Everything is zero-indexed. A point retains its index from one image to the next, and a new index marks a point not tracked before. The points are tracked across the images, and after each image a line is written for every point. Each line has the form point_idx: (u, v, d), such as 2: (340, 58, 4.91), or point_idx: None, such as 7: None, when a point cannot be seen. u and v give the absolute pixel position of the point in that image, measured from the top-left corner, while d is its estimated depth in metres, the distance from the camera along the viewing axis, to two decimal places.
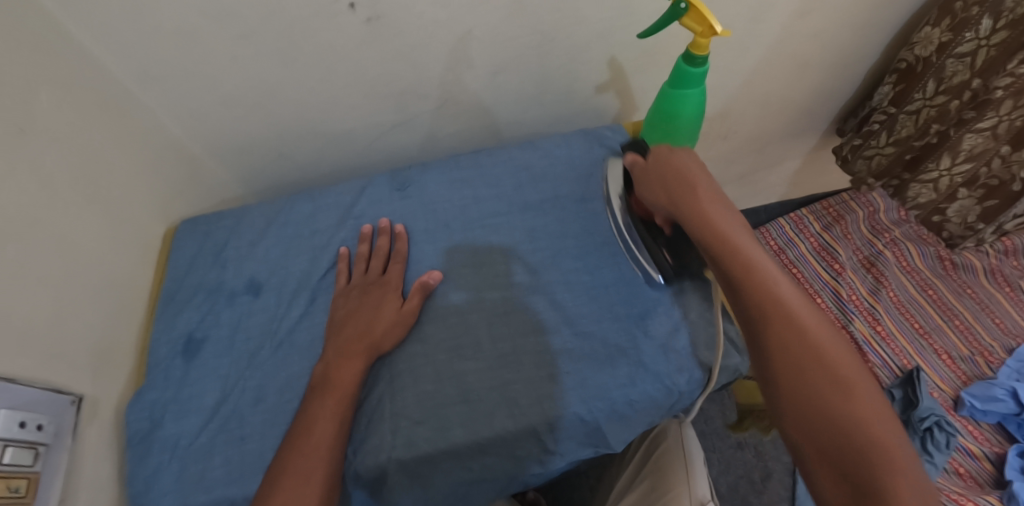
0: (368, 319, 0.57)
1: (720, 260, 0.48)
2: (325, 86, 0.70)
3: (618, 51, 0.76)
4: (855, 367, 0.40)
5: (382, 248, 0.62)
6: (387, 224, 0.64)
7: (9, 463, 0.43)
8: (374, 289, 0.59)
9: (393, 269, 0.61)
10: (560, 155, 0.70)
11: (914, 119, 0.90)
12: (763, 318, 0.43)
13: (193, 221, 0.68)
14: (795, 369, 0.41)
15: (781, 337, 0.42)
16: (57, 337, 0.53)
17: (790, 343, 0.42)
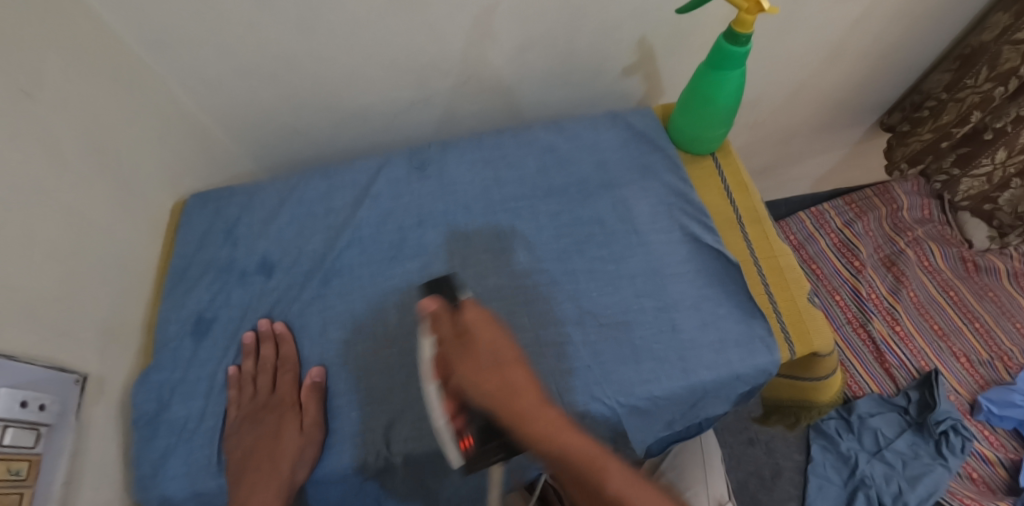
0: (268, 448, 0.49)
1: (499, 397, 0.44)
2: (344, 57, 0.67)
3: (648, 32, 0.72)
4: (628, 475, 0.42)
5: (266, 359, 0.54)
6: (267, 324, 0.56)
7: (10, 445, 0.41)
8: (267, 413, 0.52)
9: (283, 383, 0.53)
10: (587, 138, 0.67)
11: (959, 107, 0.86)
12: (550, 446, 0.42)
13: (204, 197, 0.65)
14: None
15: (596, 468, 0.41)
16: (61, 313, 0.51)
17: (599, 471, 0.41)
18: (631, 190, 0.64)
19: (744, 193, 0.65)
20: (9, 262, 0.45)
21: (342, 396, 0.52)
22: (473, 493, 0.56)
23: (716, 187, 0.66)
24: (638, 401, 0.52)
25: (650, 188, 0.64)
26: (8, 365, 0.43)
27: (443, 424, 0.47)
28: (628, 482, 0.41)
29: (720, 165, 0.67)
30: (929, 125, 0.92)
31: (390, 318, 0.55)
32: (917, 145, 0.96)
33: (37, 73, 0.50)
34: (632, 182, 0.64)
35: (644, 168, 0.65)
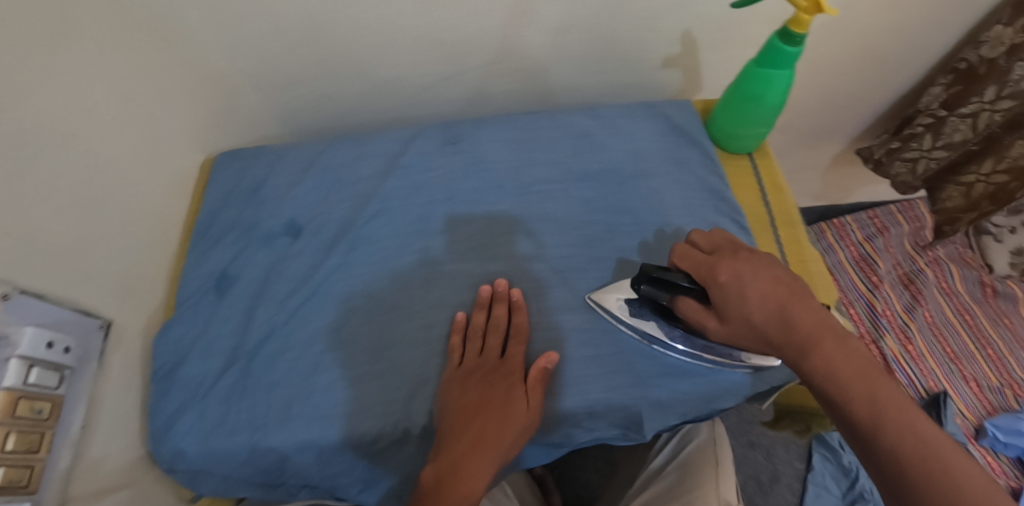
0: (497, 415, 0.47)
1: (768, 330, 0.41)
2: (378, 25, 0.66)
3: (693, 25, 0.69)
4: (861, 357, 0.38)
5: (499, 321, 0.52)
6: (504, 284, 0.54)
7: (33, 384, 0.42)
8: (495, 378, 0.49)
9: (515, 352, 0.51)
10: (624, 126, 0.66)
11: (974, 125, 0.80)
12: (804, 355, 0.39)
13: (231, 156, 0.64)
14: (868, 405, 0.36)
15: (816, 364, 0.38)
16: (86, 259, 0.51)
17: (821, 367, 0.38)
18: (665, 182, 0.63)
19: (779, 194, 0.65)
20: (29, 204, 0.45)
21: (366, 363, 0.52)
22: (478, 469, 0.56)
23: (751, 186, 0.65)
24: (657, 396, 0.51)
25: (683, 181, 0.63)
26: (32, 304, 0.44)
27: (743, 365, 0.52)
28: (848, 358, 0.38)
29: (756, 164, 0.66)
30: (933, 140, 0.86)
31: (413, 292, 0.55)
32: (925, 163, 0.90)
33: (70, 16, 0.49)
34: (665, 172, 0.63)
35: (679, 162, 0.64)
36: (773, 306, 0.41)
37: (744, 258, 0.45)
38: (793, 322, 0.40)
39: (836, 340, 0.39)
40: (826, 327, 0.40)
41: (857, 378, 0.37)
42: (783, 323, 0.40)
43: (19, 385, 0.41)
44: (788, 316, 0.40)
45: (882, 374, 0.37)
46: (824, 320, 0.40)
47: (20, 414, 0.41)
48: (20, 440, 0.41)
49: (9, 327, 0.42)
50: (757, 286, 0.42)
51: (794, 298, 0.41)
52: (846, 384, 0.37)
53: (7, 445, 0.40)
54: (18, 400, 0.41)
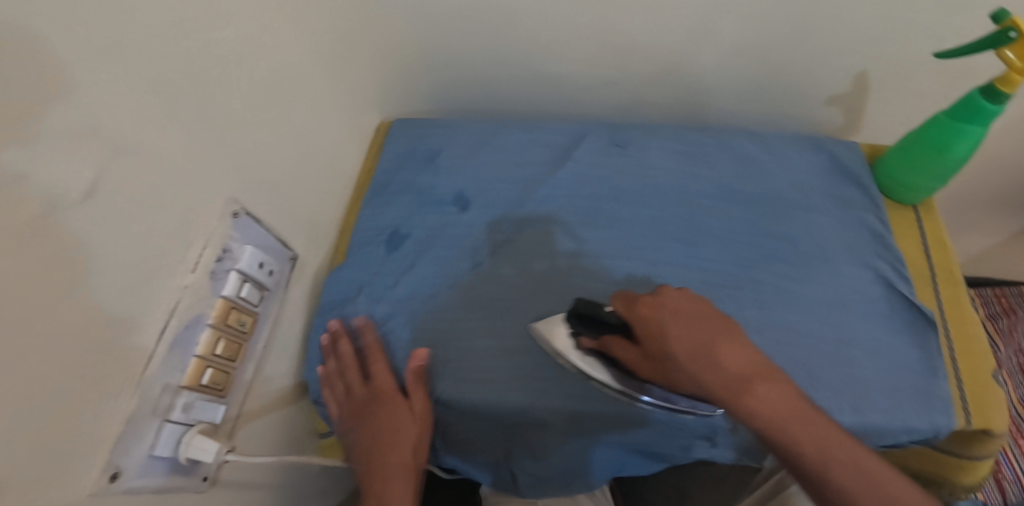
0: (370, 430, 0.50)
1: (717, 405, 0.35)
2: (562, 23, 0.69)
3: (870, 66, 0.68)
4: (828, 427, 0.33)
5: (348, 354, 0.54)
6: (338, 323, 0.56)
7: (243, 298, 0.47)
8: (371, 406, 0.51)
9: (378, 372, 0.53)
10: (791, 157, 0.66)
11: None
12: (771, 436, 0.33)
13: (412, 125, 0.71)
14: (870, 482, 0.31)
15: (787, 447, 0.33)
16: (289, 194, 0.55)
17: (796, 450, 0.33)
18: (827, 217, 0.62)
19: (943, 251, 0.62)
20: (250, 128, 0.49)
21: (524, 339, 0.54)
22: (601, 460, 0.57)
23: (915, 239, 0.63)
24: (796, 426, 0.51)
25: (847, 221, 0.62)
26: (251, 226, 0.49)
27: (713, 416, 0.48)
28: (824, 437, 0.33)
29: (921, 219, 0.65)
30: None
31: (572, 280, 0.58)
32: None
33: None
34: (829, 209, 0.63)
35: (843, 201, 0.64)
36: (667, 330, 0.37)
37: (671, 303, 0.39)
38: (733, 388, 0.34)
39: (803, 417, 0.33)
40: (770, 376, 0.34)
41: (781, 425, 0.33)
42: (701, 381, 0.35)
43: (232, 297, 0.46)
44: (707, 353, 0.35)
45: (823, 422, 0.33)
46: (759, 360, 0.35)
47: (229, 323, 0.46)
48: (226, 346, 0.46)
49: (233, 243, 0.47)
50: (673, 316, 0.38)
51: (729, 354, 0.35)
52: (799, 446, 0.32)
53: (217, 348, 0.45)
54: (230, 311, 0.46)
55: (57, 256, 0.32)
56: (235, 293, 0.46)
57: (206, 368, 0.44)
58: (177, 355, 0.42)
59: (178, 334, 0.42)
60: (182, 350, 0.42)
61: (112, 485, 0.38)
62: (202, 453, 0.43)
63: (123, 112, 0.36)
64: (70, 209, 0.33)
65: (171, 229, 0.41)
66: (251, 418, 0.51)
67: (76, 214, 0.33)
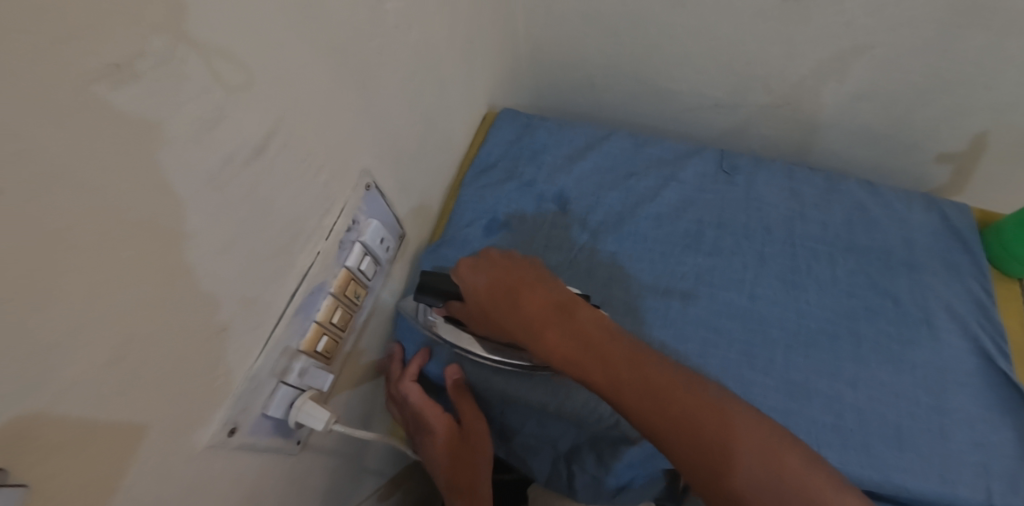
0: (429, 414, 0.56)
1: (546, 338, 0.46)
2: (690, 39, 0.68)
3: (995, 130, 0.67)
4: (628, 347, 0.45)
5: None
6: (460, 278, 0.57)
7: (361, 270, 0.47)
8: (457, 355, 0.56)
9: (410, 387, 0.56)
10: (900, 210, 0.65)
11: None
12: (584, 354, 0.44)
13: (518, 114, 0.70)
14: (633, 370, 0.43)
15: (589, 360, 0.44)
16: (412, 171, 0.56)
17: (596, 363, 0.44)
18: (934, 280, 0.61)
19: None
20: (394, 103, 0.49)
21: None
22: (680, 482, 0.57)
23: (1018, 316, 0.61)
24: (880, 484, 0.52)
25: (951, 284, 0.62)
26: (377, 200, 0.48)
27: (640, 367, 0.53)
28: (630, 358, 0.44)
29: None
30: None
31: (673, 304, 0.57)
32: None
33: None
34: (936, 271, 0.62)
35: (950, 266, 0.62)
36: (500, 290, 0.50)
37: (514, 263, 0.52)
38: (556, 324, 0.47)
39: (610, 339, 0.45)
40: (565, 315, 0.47)
41: (576, 352, 0.45)
42: (536, 318, 0.47)
43: (353, 267, 0.46)
44: (519, 301, 0.48)
45: (611, 341, 0.45)
46: (558, 301, 0.48)
47: (347, 293, 0.46)
48: (341, 315, 0.46)
49: (360, 215, 0.47)
50: (499, 276, 0.50)
51: (554, 297, 0.49)
52: (585, 362, 0.44)
53: (333, 316, 0.45)
54: (349, 281, 0.46)
55: (224, 208, 0.33)
56: (356, 264, 0.46)
57: (322, 336, 0.44)
58: (300, 320, 0.42)
59: (304, 300, 0.42)
60: (305, 315, 0.43)
61: (229, 439, 0.39)
62: (310, 419, 0.44)
63: (297, 73, 0.36)
64: (242, 162, 0.33)
65: (313, 198, 0.41)
66: (345, 388, 0.52)
67: (245, 168, 0.34)
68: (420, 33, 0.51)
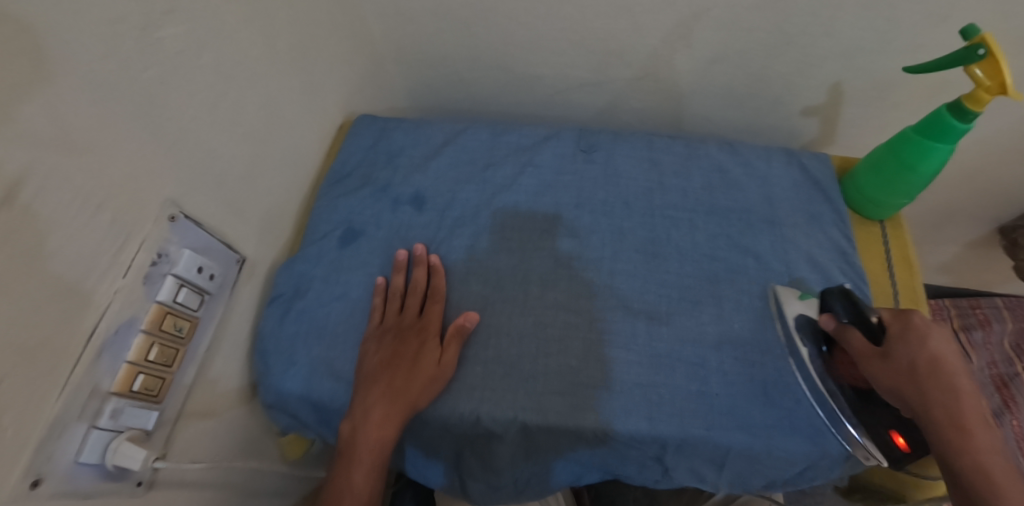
0: (405, 371, 0.51)
1: (933, 398, 0.42)
2: (537, 22, 0.67)
3: (847, 77, 0.67)
4: (975, 421, 0.41)
5: (419, 283, 0.56)
6: (422, 250, 0.58)
7: (179, 302, 0.46)
8: (411, 334, 0.53)
9: (432, 311, 0.55)
10: (758, 167, 0.66)
11: None
12: (954, 432, 0.40)
13: (374, 118, 0.71)
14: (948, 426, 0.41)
15: (960, 438, 0.40)
16: (244, 192, 0.55)
17: (957, 438, 0.40)
18: (796, 232, 0.62)
19: (907, 272, 0.62)
20: (200, 128, 0.48)
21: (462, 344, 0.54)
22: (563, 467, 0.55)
23: (879, 256, 0.63)
24: (755, 449, 0.51)
25: (812, 234, 0.62)
26: (191, 228, 0.48)
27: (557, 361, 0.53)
28: (986, 443, 0.40)
29: (887, 235, 0.64)
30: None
31: (531, 290, 0.57)
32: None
33: None
34: (796, 223, 0.62)
35: (812, 217, 0.63)
36: (930, 375, 0.43)
37: (935, 337, 0.44)
38: (954, 402, 0.41)
39: (983, 423, 0.41)
40: (926, 378, 0.43)
41: (929, 411, 0.42)
42: (953, 407, 0.41)
43: (168, 301, 0.45)
44: (954, 385, 0.42)
45: (957, 415, 0.41)
46: (935, 356, 0.43)
47: (164, 328, 0.45)
48: (160, 351, 0.45)
49: (170, 247, 0.46)
50: (944, 350, 0.43)
51: (938, 370, 0.43)
52: (906, 389, 0.43)
53: (149, 354, 0.44)
54: (166, 315, 0.45)
55: None
56: (171, 297, 0.45)
57: (137, 374, 0.43)
58: (106, 361, 0.41)
59: (106, 340, 0.41)
60: (111, 356, 0.41)
61: (33, 492, 0.37)
62: (131, 459, 0.42)
63: (48, 111, 0.35)
64: None
65: (99, 236, 0.39)
66: (194, 421, 0.50)
67: None
68: (220, 52, 0.49)
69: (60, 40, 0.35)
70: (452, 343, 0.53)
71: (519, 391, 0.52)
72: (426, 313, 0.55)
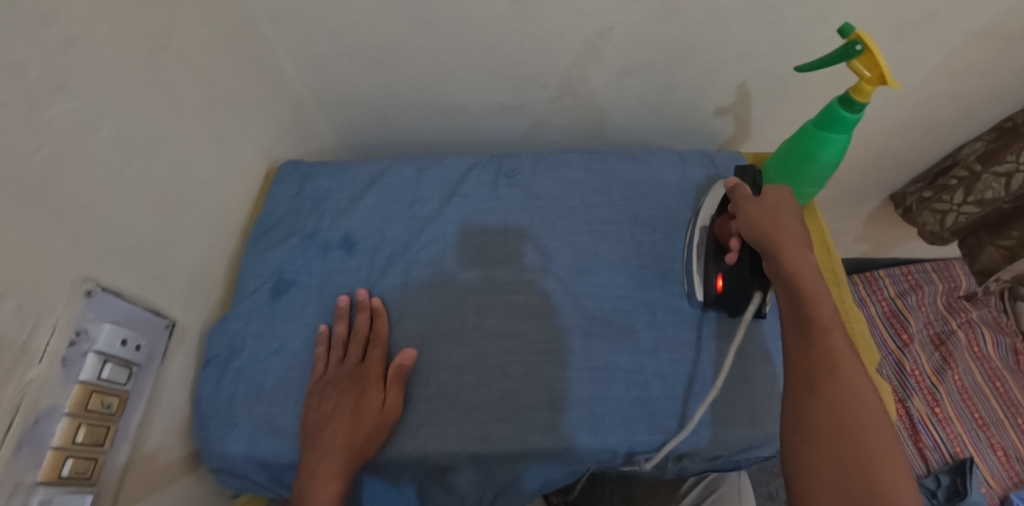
0: (347, 422, 0.51)
1: (817, 348, 0.42)
2: (450, 55, 0.69)
3: (750, 76, 0.71)
4: (866, 376, 0.41)
5: (361, 329, 0.57)
6: (365, 295, 0.59)
7: (105, 379, 0.45)
8: (351, 383, 0.53)
9: (372, 357, 0.55)
10: (672, 175, 0.69)
11: (1001, 189, 0.79)
12: (825, 375, 0.41)
13: (297, 164, 0.71)
14: (819, 367, 0.41)
15: (840, 393, 0.40)
16: (163, 259, 0.54)
17: (845, 401, 0.39)
18: None
19: (825, 252, 0.66)
20: (107, 202, 0.47)
21: (405, 384, 0.54)
22: (524, 488, 0.55)
23: None
24: (699, 444, 0.52)
25: None
26: (110, 304, 0.47)
27: (696, 268, 0.59)
28: (836, 353, 0.42)
29: (804, 222, 0.68)
30: (964, 195, 0.83)
31: (467, 319, 0.58)
32: (954, 217, 0.88)
33: (168, 41, 0.53)
34: None
35: None
36: (812, 367, 0.42)
37: (807, 261, 0.47)
38: (830, 349, 0.42)
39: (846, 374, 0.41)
40: (817, 315, 0.43)
41: (812, 371, 0.42)
42: (852, 394, 0.40)
43: (92, 380, 0.44)
44: (811, 336, 0.43)
45: (830, 374, 0.41)
46: (825, 324, 0.43)
47: (91, 407, 0.44)
48: (88, 431, 0.44)
49: (89, 324, 0.45)
50: (830, 321, 0.43)
51: (825, 309, 0.44)
52: (795, 347, 0.44)
53: (77, 437, 0.43)
54: (91, 394, 0.44)
55: None
56: (95, 375, 0.44)
57: (67, 459, 0.42)
58: (28, 452, 0.40)
59: (26, 432, 0.39)
60: (32, 446, 0.40)
61: None
62: None
63: None
64: None
65: (6, 325, 0.38)
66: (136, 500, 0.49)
67: None
68: (120, 121, 0.48)
69: None
70: (391, 389, 0.52)
71: (466, 422, 0.52)
72: (367, 362, 0.54)
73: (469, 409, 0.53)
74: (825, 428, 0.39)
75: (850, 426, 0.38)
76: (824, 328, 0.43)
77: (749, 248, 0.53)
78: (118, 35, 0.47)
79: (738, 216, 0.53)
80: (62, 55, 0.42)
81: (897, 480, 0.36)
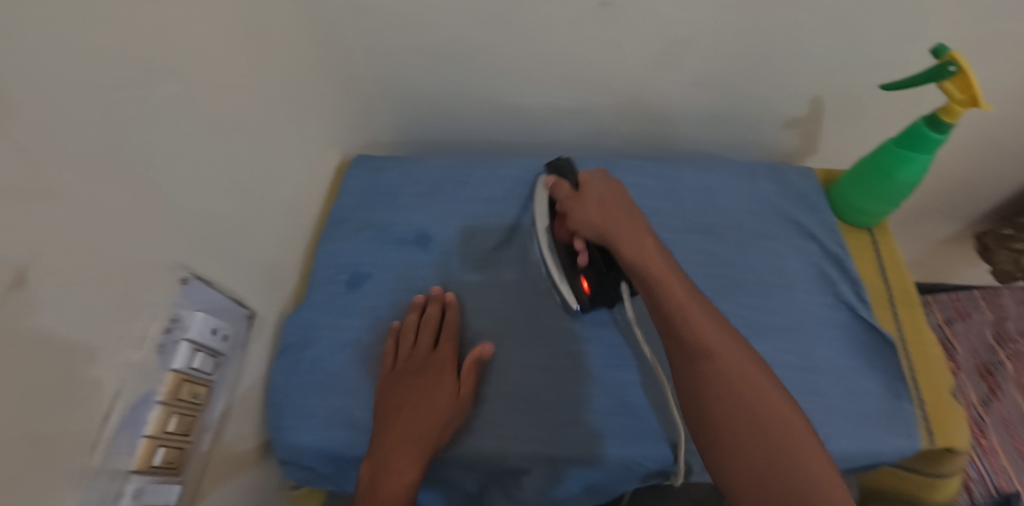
0: (422, 413, 0.50)
1: (702, 380, 0.41)
2: (525, 57, 0.69)
3: (824, 92, 0.70)
4: (781, 393, 0.40)
5: (432, 320, 0.56)
6: (439, 289, 0.58)
7: (195, 368, 0.45)
8: (425, 374, 0.53)
9: (446, 350, 0.54)
10: (744, 187, 0.68)
11: None
12: (720, 408, 0.39)
13: (368, 158, 0.71)
14: (714, 406, 0.40)
15: (733, 423, 0.38)
16: (245, 246, 0.54)
17: (752, 427, 0.38)
18: (786, 244, 0.64)
19: (898, 273, 0.65)
20: (202, 187, 0.47)
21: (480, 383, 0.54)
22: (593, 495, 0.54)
23: (871, 262, 0.67)
24: None
25: (806, 248, 0.64)
26: (202, 290, 0.47)
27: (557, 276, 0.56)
28: (748, 376, 0.40)
29: (876, 242, 0.68)
30: None
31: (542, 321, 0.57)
32: None
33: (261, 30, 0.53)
34: (788, 237, 0.65)
35: (802, 228, 0.66)
36: (715, 406, 0.40)
37: (678, 284, 0.45)
38: (722, 378, 0.40)
39: (755, 390, 0.39)
40: (702, 346, 0.41)
41: (710, 410, 0.40)
42: (757, 421, 0.38)
43: (184, 368, 0.44)
44: (703, 364, 0.41)
45: (734, 405, 0.39)
46: (709, 348, 0.41)
47: (181, 397, 0.43)
48: (178, 421, 0.43)
49: (183, 310, 0.45)
50: (713, 339, 0.41)
51: (694, 320, 0.43)
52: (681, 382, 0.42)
53: (168, 426, 0.42)
54: (183, 383, 0.43)
55: None
56: (187, 364, 0.44)
57: (158, 448, 0.41)
58: (124, 439, 0.39)
59: (125, 417, 0.39)
60: (129, 433, 0.39)
61: None
62: None
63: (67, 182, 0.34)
64: None
65: (112, 308, 0.38)
66: (211, 489, 0.49)
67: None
68: (217, 106, 0.48)
69: (55, 106, 0.33)
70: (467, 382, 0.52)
71: (542, 425, 0.52)
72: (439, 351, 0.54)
73: (544, 411, 0.52)
74: (744, 471, 0.37)
75: (784, 469, 0.36)
76: (709, 351, 0.41)
77: (597, 247, 0.53)
78: (219, 20, 0.47)
79: (579, 219, 0.52)
80: (171, 36, 0.42)
81: (823, 476, 0.35)
